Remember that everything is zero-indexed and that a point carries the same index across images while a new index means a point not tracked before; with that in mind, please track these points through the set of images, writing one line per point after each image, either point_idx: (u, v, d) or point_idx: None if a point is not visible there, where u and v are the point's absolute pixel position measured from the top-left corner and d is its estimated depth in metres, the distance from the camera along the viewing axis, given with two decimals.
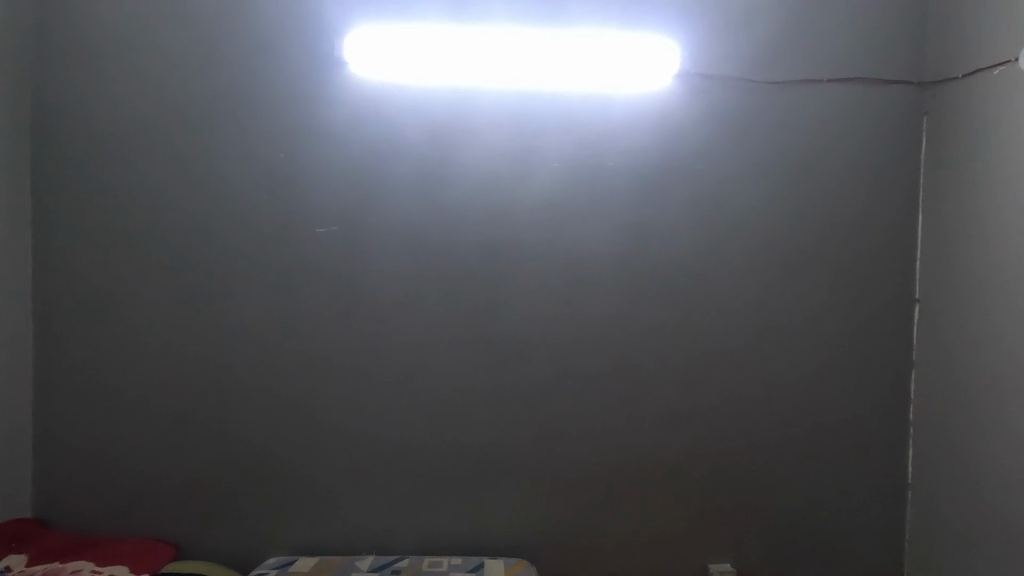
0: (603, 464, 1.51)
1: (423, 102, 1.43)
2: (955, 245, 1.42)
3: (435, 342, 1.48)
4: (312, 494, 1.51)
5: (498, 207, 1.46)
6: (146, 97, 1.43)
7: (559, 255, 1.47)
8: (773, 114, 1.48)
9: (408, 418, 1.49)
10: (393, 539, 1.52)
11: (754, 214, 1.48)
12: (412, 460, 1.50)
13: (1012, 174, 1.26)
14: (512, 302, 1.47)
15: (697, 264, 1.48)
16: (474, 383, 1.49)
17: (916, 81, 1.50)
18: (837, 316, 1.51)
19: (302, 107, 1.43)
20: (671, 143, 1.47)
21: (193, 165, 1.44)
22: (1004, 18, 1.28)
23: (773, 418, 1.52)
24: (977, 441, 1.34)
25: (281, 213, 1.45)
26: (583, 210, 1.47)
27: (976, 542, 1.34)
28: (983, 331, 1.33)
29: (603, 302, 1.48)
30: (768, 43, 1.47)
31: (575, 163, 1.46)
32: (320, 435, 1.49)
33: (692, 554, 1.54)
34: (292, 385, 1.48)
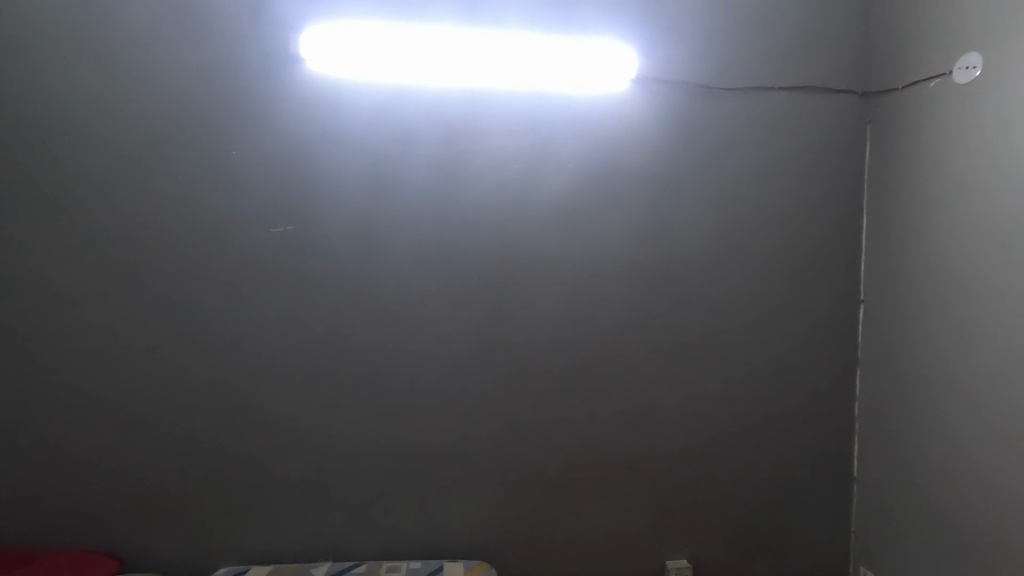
0: (563, 466, 1.52)
1: (440, 107, 1.43)
2: (896, 247, 1.49)
3: (423, 345, 1.47)
4: (266, 500, 1.47)
5: (519, 204, 1.47)
6: (104, 88, 1.37)
7: (532, 253, 1.48)
8: (740, 118, 1.52)
9: (369, 420, 1.47)
10: (355, 545, 1.49)
11: (722, 218, 1.52)
12: (372, 464, 1.48)
13: (950, 181, 1.33)
14: (479, 301, 1.47)
15: (676, 266, 1.52)
16: (439, 384, 1.48)
17: (862, 91, 1.57)
18: (788, 318, 1.56)
19: (285, 106, 1.40)
20: (650, 145, 1.50)
21: (149, 160, 1.38)
22: (941, 32, 1.36)
23: (731, 414, 1.55)
24: (918, 435, 1.41)
25: (257, 212, 1.41)
26: (563, 210, 1.48)
27: (919, 532, 1.41)
28: (923, 331, 1.40)
29: (580, 304, 1.50)
30: (738, 50, 1.52)
31: (574, 165, 1.48)
32: (281, 438, 1.45)
33: (652, 549, 1.57)
34: (251, 388, 1.44)
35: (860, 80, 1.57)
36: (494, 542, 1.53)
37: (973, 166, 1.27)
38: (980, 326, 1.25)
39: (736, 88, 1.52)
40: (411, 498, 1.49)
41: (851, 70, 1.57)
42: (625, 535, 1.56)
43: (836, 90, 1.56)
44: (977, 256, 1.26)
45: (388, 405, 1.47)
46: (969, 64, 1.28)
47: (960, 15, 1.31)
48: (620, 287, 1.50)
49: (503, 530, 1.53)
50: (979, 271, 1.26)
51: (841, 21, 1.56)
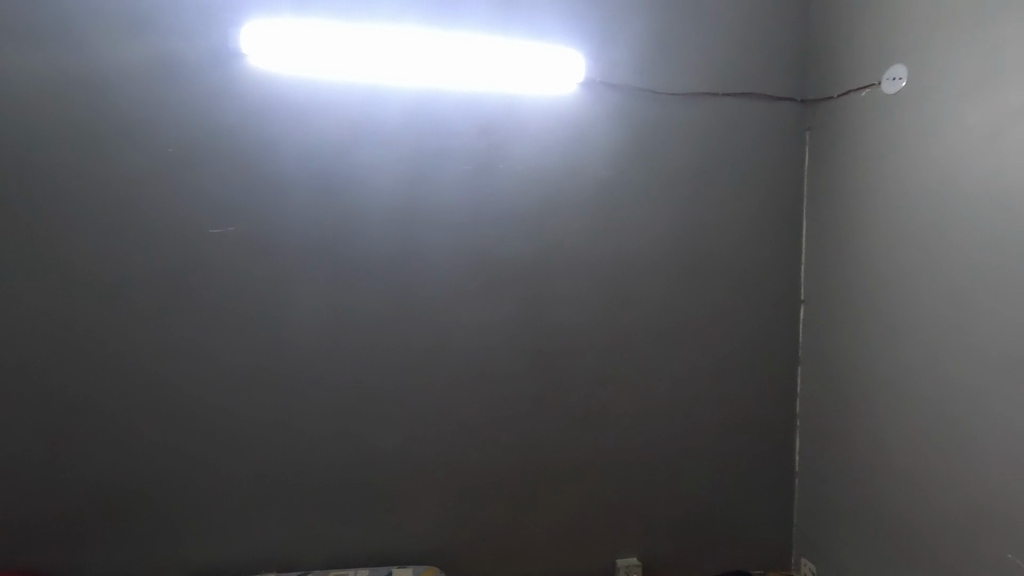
0: (515, 468, 1.53)
1: (499, 108, 1.47)
2: (832, 249, 1.55)
3: (429, 346, 1.47)
4: (211, 509, 1.42)
5: (557, 206, 1.50)
6: (103, 79, 1.32)
7: (489, 253, 1.48)
8: (697, 122, 1.56)
9: (320, 425, 1.44)
10: (313, 549, 1.47)
11: (684, 221, 1.56)
12: (331, 466, 1.45)
13: (881, 187, 1.39)
14: (468, 302, 1.48)
15: (673, 266, 1.56)
16: (391, 386, 1.46)
17: (801, 98, 1.64)
18: (731, 319, 1.60)
19: (244, 104, 1.37)
20: (616, 145, 1.52)
21: (145, 156, 1.34)
22: (872, 45, 1.43)
23: (680, 411, 1.59)
24: (854, 429, 1.47)
25: (236, 207, 1.38)
26: (527, 208, 1.49)
27: (853, 523, 1.47)
28: (857, 329, 1.46)
29: (568, 305, 1.52)
30: (698, 59, 1.56)
31: (546, 162, 1.50)
32: (241, 437, 1.42)
33: (604, 548, 1.59)
34: (213, 385, 1.40)
35: (800, 88, 1.64)
36: (446, 546, 1.52)
37: (900, 172, 1.34)
38: (907, 323, 1.32)
39: (696, 93, 1.56)
40: (362, 503, 1.47)
41: (792, 78, 1.63)
42: (576, 535, 1.57)
43: (777, 96, 1.62)
44: (905, 257, 1.33)
45: (346, 406, 1.45)
46: (895, 75, 1.35)
47: (888, 30, 1.38)
48: (575, 287, 1.52)
49: (455, 534, 1.52)
50: (905, 271, 1.33)
51: (787, 30, 1.62)
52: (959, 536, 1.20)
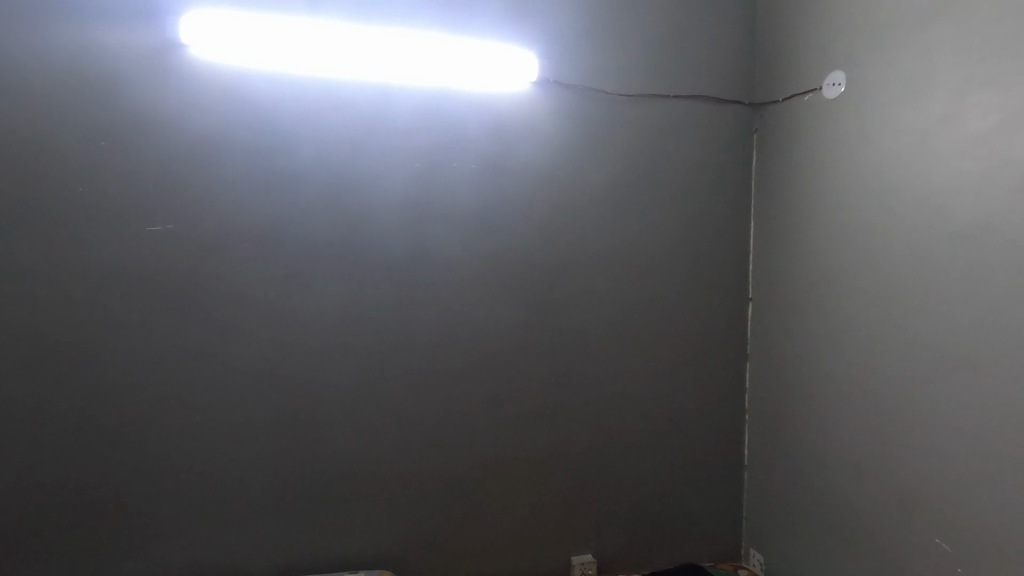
0: (471, 468, 1.52)
1: (493, 108, 1.49)
2: (779, 248, 1.59)
3: (422, 344, 1.47)
4: (158, 511, 1.36)
5: (563, 204, 1.54)
6: (105, 76, 1.28)
7: (452, 253, 1.48)
8: (657, 123, 1.59)
9: (272, 427, 1.40)
10: (268, 551, 1.42)
11: (646, 221, 1.59)
12: (284, 467, 1.42)
13: (823, 187, 1.44)
14: (476, 299, 1.50)
15: (661, 263, 1.61)
16: (343, 387, 1.43)
17: (749, 101, 1.68)
18: (682, 317, 1.63)
19: (210, 97, 1.33)
20: (589, 146, 1.55)
21: (148, 157, 1.31)
22: (813, 51, 1.48)
23: (633, 408, 1.61)
24: (798, 423, 1.52)
25: (207, 201, 1.34)
26: (498, 207, 1.50)
27: (799, 514, 1.52)
28: (801, 326, 1.51)
29: (543, 303, 1.54)
30: (660, 63, 1.60)
31: (521, 162, 1.51)
32: (192, 436, 1.36)
33: (559, 546, 1.60)
34: (164, 382, 1.34)
35: (749, 92, 1.68)
36: (400, 549, 1.50)
37: (840, 172, 1.39)
38: (847, 318, 1.37)
39: (659, 95, 1.60)
40: (315, 506, 1.44)
41: (741, 81, 1.67)
42: (532, 533, 1.58)
43: (727, 99, 1.66)
44: (845, 255, 1.38)
45: (298, 405, 1.41)
46: (836, 81, 1.41)
47: (827, 38, 1.43)
48: (532, 286, 1.53)
49: (408, 537, 1.50)
50: (846, 269, 1.37)
51: (737, 36, 1.67)
52: (892, 524, 1.25)
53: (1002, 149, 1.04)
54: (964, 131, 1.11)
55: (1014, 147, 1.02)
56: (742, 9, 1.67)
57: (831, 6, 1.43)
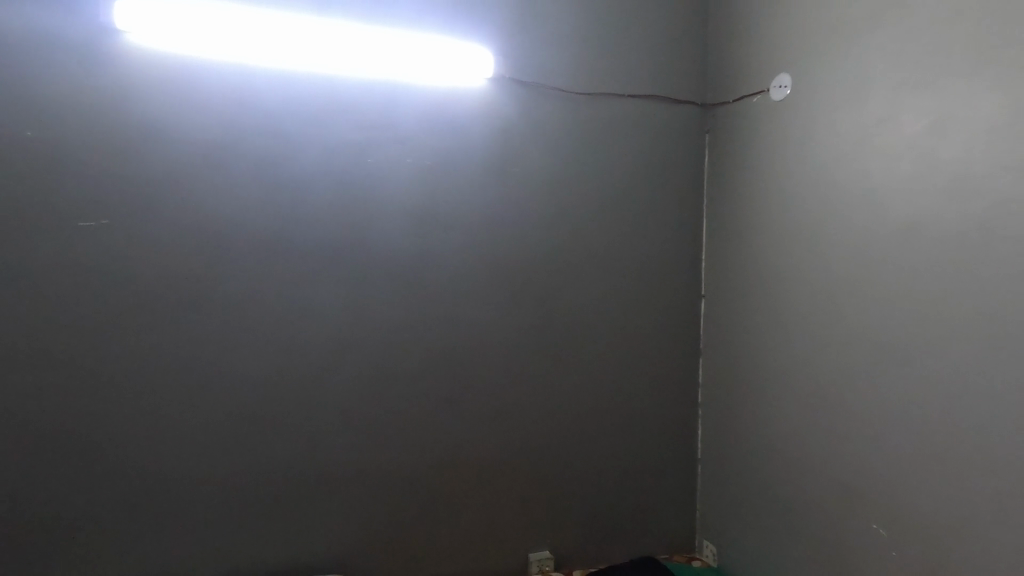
0: (428, 468, 1.51)
1: (454, 104, 1.48)
2: (730, 246, 1.63)
3: (398, 342, 1.47)
4: (100, 516, 1.30)
5: (558, 206, 1.57)
6: (57, 64, 1.22)
7: (408, 250, 1.46)
8: (616, 123, 1.62)
9: (221, 428, 1.36)
10: (217, 555, 1.37)
11: (605, 220, 1.61)
12: (231, 470, 1.37)
13: (771, 186, 1.48)
14: (467, 298, 1.51)
15: (636, 263, 1.64)
16: (293, 388, 1.40)
17: (701, 102, 1.72)
18: (638, 314, 1.66)
19: (195, 95, 1.31)
20: (548, 145, 1.56)
21: (104, 150, 1.26)
22: (761, 53, 1.52)
23: (589, 405, 1.62)
24: (748, 417, 1.55)
25: (161, 196, 1.29)
26: (455, 204, 1.49)
27: (749, 505, 1.56)
28: (751, 321, 1.55)
29: (509, 302, 1.54)
30: (621, 64, 1.62)
31: (483, 160, 1.51)
32: (131, 439, 1.30)
33: (517, 543, 1.60)
34: (99, 383, 1.28)
35: (701, 93, 1.72)
36: (355, 551, 1.47)
37: (787, 173, 1.43)
38: (793, 314, 1.41)
39: (616, 94, 1.62)
40: (267, 509, 1.40)
41: (693, 82, 1.71)
42: (489, 532, 1.58)
43: (680, 100, 1.69)
44: (791, 253, 1.42)
45: (245, 406, 1.37)
46: (782, 84, 1.45)
47: (774, 41, 1.47)
48: (489, 284, 1.53)
49: (363, 539, 1.48)
50: (793, 265, 1.41)
51: (691, 38, 1.70)
52: (834, 512, 1.30)
53: (933, 151, 1.09)
54: (900, 133, 1.15)
55: (943, 150, 1.07)
56: (696, 11, 1.70)
57: (777, 11, 1.47)
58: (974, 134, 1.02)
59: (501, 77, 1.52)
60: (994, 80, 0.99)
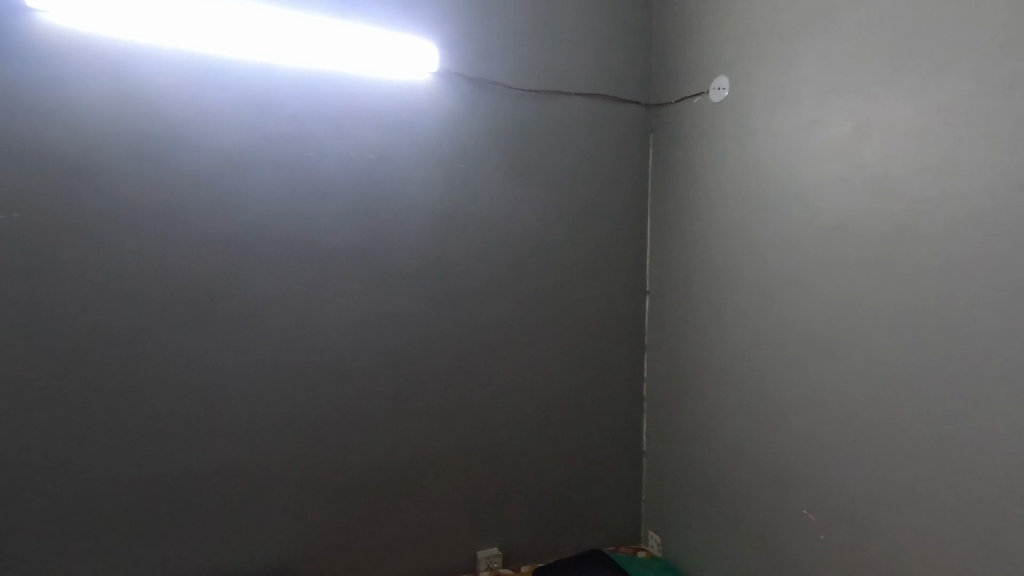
0: (376, 468, 1.49)
1: (405, 99, 1.46)
2: (673, 244, 1.67)
3: (347, 341, 1.44)
4: (21, 522, 1.22)
5: (552, 205, 1.62)
6: (71, 62, 1.20)
7: (355, 246, 1.43)
8: (565, 122, 1.63)
9: (154, 431, 1.30)
10: (150, 561, 1.32)
11: (554, 217, 1.62)
12: (161, 475, 1.31)
13: (710, 185, 1.52)
14: (437, 297, 1.51)
15: (587, 260, 1.67)
16: (230, 389, 1.35)
17: (645, 102, 1.75)
18: (585, 311, 1.67)
19: (222, 97, 1.31)
20: (501, 142, 1.56)
21: (117, 149, 1.24)
22: (701, 56, 1.56)
23: (536, 401, 1.63)
24: (690, 410, 1.60)
25: (101, 190, 1.23)
26: (405, 200, 1.47)
27: (691, 496, 1.60)
28: (692, 317, 1.59)
29: (459, 300, 1.53)
30: (570, 63, 1.64)
31: (437, 157, 1.50)
32: (50, 446, 1.23)
33: (466, 541, 1.60)
34: (17, 385, 1.20)
35: (645, 93, 1.75)
36: (298, 556, 1.43)
37: (725, 172, 1.48)
38: (731, 309, 1.46)
39: (564, 93, 1.63)
40: (204, 513, 1.35)
41: (637, 82, 1.74)
42: (438, 531, 1.56)
43: (625, 99, 1.71)
44: (729, 250, 1.46)
45: (176, 409, 1.31)
46: (720, 86, 1.49)
47: (713, 44, 1.52)
48: (438, 281, 1.51)
49: (306, 543, 1.44)
50: (730, 262, 1.46)
51: (634, 38, 1.72)
52: (769, 500, 1.35)
53: (856, 154, 1.15)
54: (827, 136, 1.21)
55: (865, 153, 1.13)
56: (640, 12, 1.73)
57: (716, 15, 1.51)
58: (893, 135, 1.08)
59: (456, 74, 1.51)
60: (910, 87, 1.05)
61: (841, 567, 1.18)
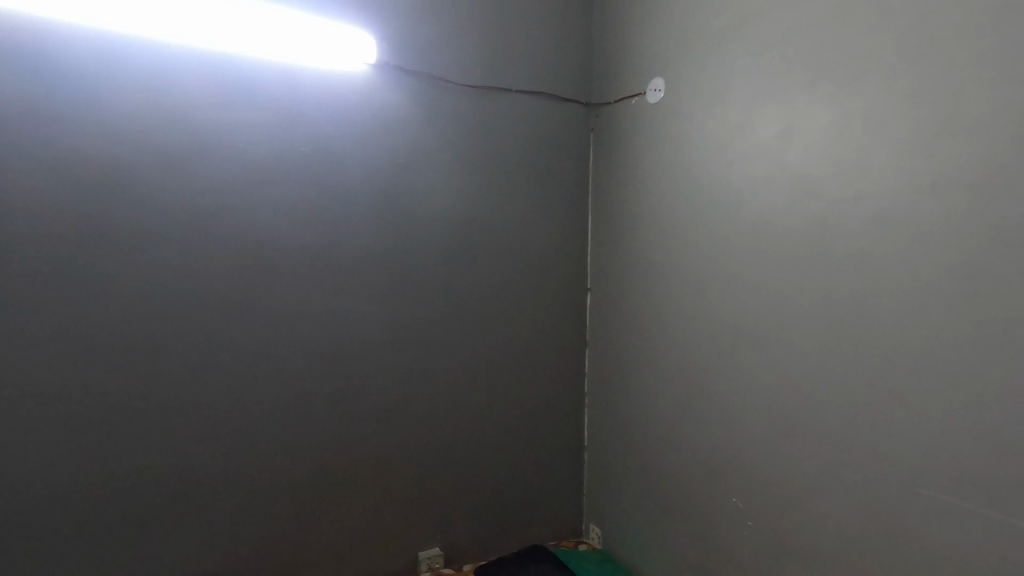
0: (313, 472, 1.43)
1: (352, 93, 1.43)
2: (612, 241, 1.70)
3: (283, 341, 1.38)
4: None
5: (518, 204, 1.65)
6: (53, 57, 1.15)
7: (293, 242, 1.38)
8: (510, 119, 1.64)
9: (66, 440, 1.20)
10: None
11: (499, 214, 1.62)
12: (74, 486, 1.21)
13: (647, 184, 1.56)
14: (379, 295, 1.48)
15: (531, 258, 1.68)
16: (154, 393, 1.26)
17: (585, 102, 1.77)
18: (528, 307, 1.68)
19: (234, 95, 1.30)
20: (448, 138, 1.55)
21: (151, 160, 1.23)
22: (638, 57, 1.59)
23: (479, 399, 1.63)
24: (628, 404, 1.63)
25: (45, 182, 1.15)
26: (360, 196, 1.45)
27: (630, 488, 1.64)
28: (630, 314, 1.62)
29: (401, 297, 1.51)
30: (515, 61, 1.64)
31: (384, 153, 1.47)
32: None
33: (407, 542, 1.57)
34: None
35: (586, 92, 1.77)
36: (227, 566, 1.36)
37: (661, 172, 1.51)
38: (667, 305, 1.49)
39: (508, 90, 1.63)
40: (124, 525, 1.26)
41: (578, 81, 1.76)
42: (377, 534, 1.53)
43: (566, 99, 1.73)
44: (665, 248, 1.50)
45: (88, 416, 1.21)
46: (657, 87, 1.53)
47: (649, 47, 1.55)
48: (380, 278, 1.48)
49: (237, 552, 1.37)
50: (666, 259, 1.50)
51: (575, 38, 1.74)
52: (702, 490, 1.40)
53: (781, 156, 1.20)
54: (754, 138, 1.26)
55: (789, 155, 1.18)
56: (581, 13, 1.75)
57: (652, 17, 1.55)
58: (814, 140, 1.13)
59: (412, 70, 1.50)
60: (829, 93, 1.10)
61: (767, 551, 1.24)
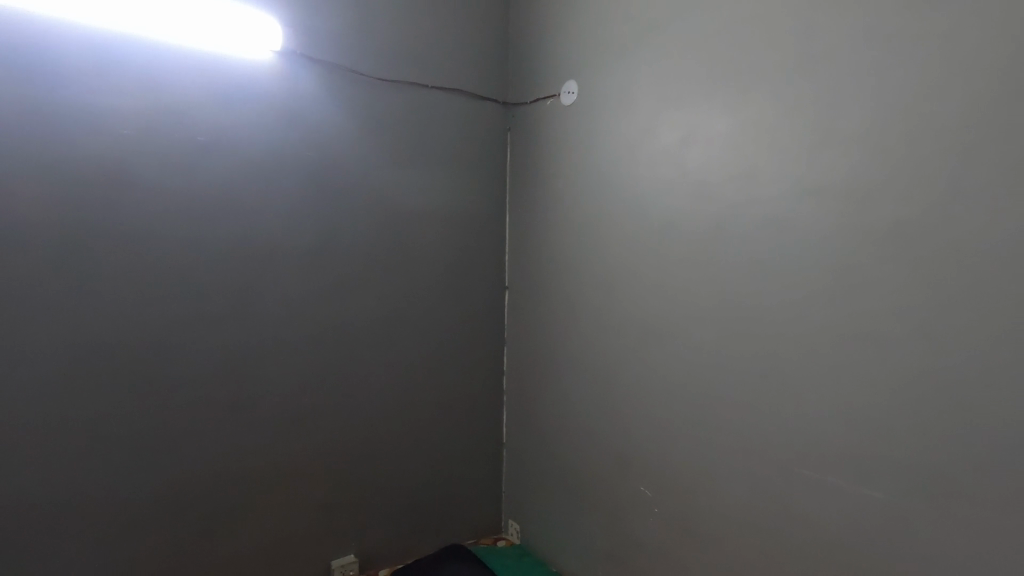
0: (216, 484, 1.35)
1: (271, 85, 1.37)
2: (528, 241, 1.72)
3: (188, 345, 1.29)
4: None
5: (447, 204, 1.66)
6: (88, 74, 1.16)
7: (197, 240, 1.29)
8: (431, 117, 1.63)
9: None
10: None
11: (422, 213, 1.61)
12: None
13: (561, 184, 1.59)
14: (291, 295, 1.41)
15: (450, 257, 1.67)
16: (37, 405, 1.15)
17: (502, 101, 1.78)
18: (447, 307, 1.67)
19: (255, 107, 1.35)
20: (369, 135, 1.52)
21: (154, 160, 1.23)
22: (551, 60, 1.62)
23: (398, 400, 1.60)
24: (545, 402, 1.66)
25: (79, 197, 1.16)
26: (310, 197, 1.43)
27: (546, 484, 1.67)
28: (546, 312, 1.65)
29: (315, 298, 1.45)
30: (432, 58, 1.63)
31: (305, 148, 1.42)
32: None
33: (319, 552, 1.51)
34: None
35: (502, 92, 1.78)
36: None
37: (575, 173, 1.54)
38: (580, 304, 1.53)
39: (421, 85, 1.61)
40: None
41: (495, 81, 1.76)
42: (286, 546, 1.46)
43: (483, 98, 1.73)
44: (578, 248, 1.54)
45: None
46: (569, 90, 1.56)
47: (561, 50, 1.58)
48: (292, 278, 1.41)
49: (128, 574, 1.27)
50: (578, 258, 1.54)
51: (491, 37, 1.75)
52: (613, 482, 1.45)
53: (683, 162, 1.26)
54: (659, 143, 1.31)
55: (690, 161, 1.25)
56: (496, 13, 1.75)
57: (564, 21, 1.58)
58: (711, 147, 1.20)
59: (339, 63, 1.47)
60: (726, 104, 1.17)
61: (671, 537, 1.31)
